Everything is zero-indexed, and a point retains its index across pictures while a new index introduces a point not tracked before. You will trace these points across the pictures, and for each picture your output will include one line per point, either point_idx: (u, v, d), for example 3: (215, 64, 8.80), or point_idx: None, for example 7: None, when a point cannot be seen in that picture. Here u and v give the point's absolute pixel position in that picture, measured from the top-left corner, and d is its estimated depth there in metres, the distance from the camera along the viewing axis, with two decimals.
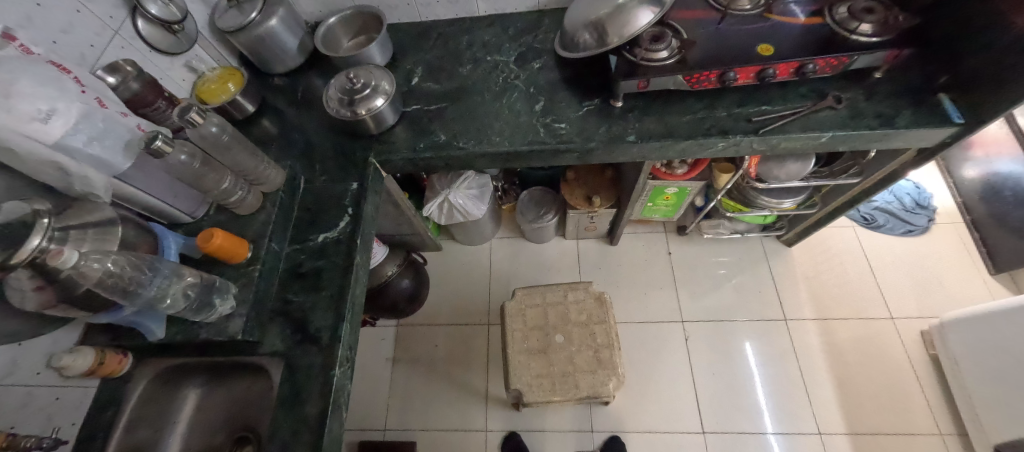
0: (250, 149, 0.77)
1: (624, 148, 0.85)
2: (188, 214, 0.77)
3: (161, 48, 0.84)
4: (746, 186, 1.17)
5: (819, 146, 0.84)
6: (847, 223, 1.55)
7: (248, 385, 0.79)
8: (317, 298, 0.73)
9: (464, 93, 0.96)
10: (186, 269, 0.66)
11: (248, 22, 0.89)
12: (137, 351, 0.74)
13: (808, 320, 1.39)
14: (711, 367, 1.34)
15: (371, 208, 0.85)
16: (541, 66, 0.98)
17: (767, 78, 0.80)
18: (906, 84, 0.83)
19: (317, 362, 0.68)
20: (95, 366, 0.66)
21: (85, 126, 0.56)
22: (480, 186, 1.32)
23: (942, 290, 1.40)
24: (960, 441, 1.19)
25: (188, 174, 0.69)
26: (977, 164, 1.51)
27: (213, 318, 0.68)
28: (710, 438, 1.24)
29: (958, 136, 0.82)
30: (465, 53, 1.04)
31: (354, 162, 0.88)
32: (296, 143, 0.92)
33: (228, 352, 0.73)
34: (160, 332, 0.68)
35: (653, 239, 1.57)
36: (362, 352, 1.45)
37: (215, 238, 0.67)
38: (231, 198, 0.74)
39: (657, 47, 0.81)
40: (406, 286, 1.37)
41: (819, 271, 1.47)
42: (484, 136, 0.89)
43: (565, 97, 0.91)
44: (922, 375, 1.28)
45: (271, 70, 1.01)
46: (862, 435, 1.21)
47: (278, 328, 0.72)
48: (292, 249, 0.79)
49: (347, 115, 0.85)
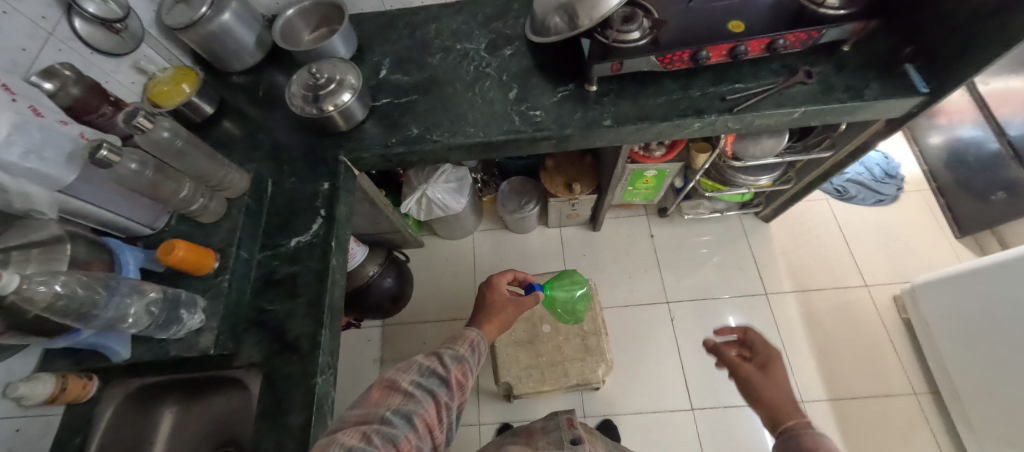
0: (209, 154, 0.72)
1: (601, 133, 0.83)
2: (147, 226, 0.72)
3: (104, 49, 0.78)
4: (723, 166, 1.17)
5: (792, 121, 0.85)
6: (820, 196, 1.58)
7: (227, 402, 0.75)
8: (294, 306, 0.70)
9: (435, 84, 0.93)
10: (147, 284, 0.62)
11: (198, 17, 0.83)
12: (104, 373, 0.70)
13: (788, 293, 1.42)
14: (697, 345, 1.36)
15: (345, 209, 0.82)
16: (513, 53, 0.95)
17: (741, 56, 0.79)
18: (873, 55, 0.84)
19: (298, 371, 0.66)
20: (57, 393, 0.62)
21: (19, 137, 0.52)
22: (458, 179, 1.29)
23: (914, 256, 1.45)
24: (933, 399, 1.24)
25: (142, 184, 0.65)
26: (941, 130, 1.54)
27: (182, 333, 0.65)
28: (699, 414, 1.27)
29: (924, 106, 0.83)
30: (433, 42, 1.00)
31: (324, 162, 0.84)
32: (261, 144, 0.87)
33: (203, 367, 0.69)
34: (125, 353, 0.64)
35: (635, 223, 1.57)
36: (348, 355, 1.42)
37: (176, 250, 0.63)
38: (192, 207, 0.70)
39: (628, 28, 0.79)
40: (390, 285, 1.35)
41: (797, 244, 1.50)
42: (459, 128, 0.86)
43: (539, 83, 0.89)
44: (896, 338, 1.34)
45: (228, 68, 0.95)
46: (843, 400, 1.26)
47: (254, 339, 0.69)
48: (263, 255, 0.76)
49: (313, 112, 0.81)
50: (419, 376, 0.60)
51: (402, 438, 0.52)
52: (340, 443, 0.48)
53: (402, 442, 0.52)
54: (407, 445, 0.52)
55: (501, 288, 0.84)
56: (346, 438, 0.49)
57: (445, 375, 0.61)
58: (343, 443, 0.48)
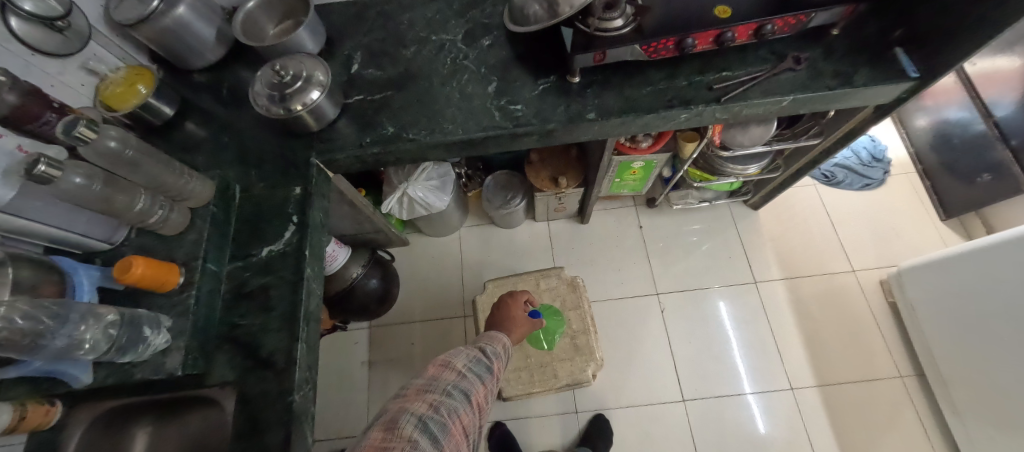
0: (166, 162, 0.67)
1: (585, 127, 0.80)
2: (104, 241, 0.67)
3: (47, 50, 0.71)
4: (711, 155, 1.15)
5: (780, 110, 0.82)
6: (808, 181, 1.57)
7: (201, 421, 0.72)
8: (267, 319, 0.67)
9: (411, 79, 0.88)
10: (103, 307, 0.58)
11: (150, 12, 0.76)
12: (68, 397, 0.67)
13: (776, 280, 1.43)
14: (688, 335, 1.36)
15: (319, 214, 0.78)
16: (491, 44, 0.90)
17: (727, 42, 0.76)
18: (863, 39, 0.81)
19: (273, 389, 0.62)
20: (16, 422, 0.58)
21: None
22: (440, 176, 1.26)
23: (899, 239, 1.46)
24: (918, 381, 1.27)
25: (92, 199, 0.60)
26: (927, 112, 1.54)
27: (147, 355, 0.61)
28: (690, 404, 1.27)
29: (913, 91, 0.81)
30: (408, 33, 0.95)
31: (294, 164, 0.80)
32: (227, 148, 0.82)
33: (172, 387, 0.66)
34: (86, 378, 0.61)
35: (623, 214, 1.55)
36: (336, 358, 1.39)
37: (135, 267, 0.59)
38: (150, 219, 0.66)
39: (610, 15, 0.74)
40: (375, 286, 1.32)
41: (785, 231, 1.50)
42: (437, 125, 0.82)
43: (520, 75, 0.85)
44: (881, 322, 1.35)
45: (187, 66, 0.89)
46: (831, 385, 1.27)
47: (226, 356, 0.65)
48: (234, 267, 0.72)
49: (280, 112, 0.75)
50: (469, 362, 0.72)
51: (461, 409, 0.62)
52: (411, 411, 0.58)
53: (459, 410, 0.62)
54: (463, 414, 0.63)
55: (518, 306, 1.06)
56: (416, 406, 0.59)
57: (489, 364, 0.75)
58: (414, 411, 0.58)
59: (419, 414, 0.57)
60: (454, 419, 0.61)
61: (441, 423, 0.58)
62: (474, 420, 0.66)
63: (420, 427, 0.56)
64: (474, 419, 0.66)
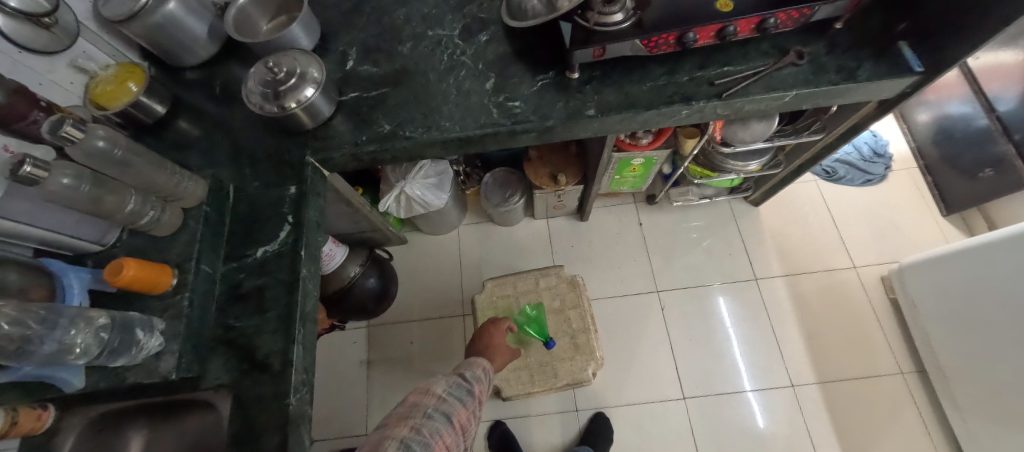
0: (157, 161, 0.66)
1: (585, 123, 0.79)
2: (95, 242, 0.66)
3: (34, 47, 0.69)
4: (712, 151, 1.14)
5: (782, 106, 0.81)
6: (809, 177, 1.56)
7: (196, 424, 0.71)
8: (263, 321, 0.66)
9: (407, 75, 0.87)
10: (94, 310, 0.57)
11: (139, 7, 0.74)
12: (61, 401, 0.66)
13: (777, 277, 1.42)
14: (688, 333, 1.36)
15: (314, 214, 0.76)
16: (488, 39, 0.89)
17: (729, 37, 0.75)
18: (867, 33, 0.80)
19: (269, 392, 0.61)
20: (9, 427, 0.57)
21: None
22: (438, 173, 1.25)
23: (900, 235, 1.45)
24: (919, 378, 1.26)
25: (81, 201, 0.59)
26: (929, 107, 1.53)
27: (140, 358, 0.60)
28: (691, 402, 1.27)
29: (917, 86, 0.80)
30: (404, 28, 0.93)
31: (289, 163, 0.78)
32: (221, 146, 0.81)
33: (167, 390, 0.65)
34: (78, 382, 0.60)
35: (623, 211, 1.54)
36: (334, 357, 1.39)
37: (126, 269, 0.57)
38: (142, 220, 0.65)
39: (610, 9, 0.73)
40: (373, 285, 1.31)
41: (786, 227, 1.49)
42: (434, 122, 0.81)
43: (518, 71, 0.84)
44: (883, 318, 1.35)
45: (179, 63, 0.87)
46: (832, 382, 1.27)
47: (221, 359, 0.64)
48: (228, 268, 0.71)
49: (273, 110, 0.74)
50: (449, 386, 0.74)
51: (443, 429, 0.64)
52: (394, 435, 0.59)
53: (441, 430, 0.64)
54: (446, 434, 0.64)
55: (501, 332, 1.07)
56: (398, 431, 0.60)
57: (469, 387, 0.77)
58: (397, 435, 0.59)
59: (401, 437, 0.59)
60: (437, 439, 0.62)
61: (424, 443, 0.59)
62: (458, 441, 0.68)
63: (403, 447, 0.57)
64: (457, 439, 0.67)
